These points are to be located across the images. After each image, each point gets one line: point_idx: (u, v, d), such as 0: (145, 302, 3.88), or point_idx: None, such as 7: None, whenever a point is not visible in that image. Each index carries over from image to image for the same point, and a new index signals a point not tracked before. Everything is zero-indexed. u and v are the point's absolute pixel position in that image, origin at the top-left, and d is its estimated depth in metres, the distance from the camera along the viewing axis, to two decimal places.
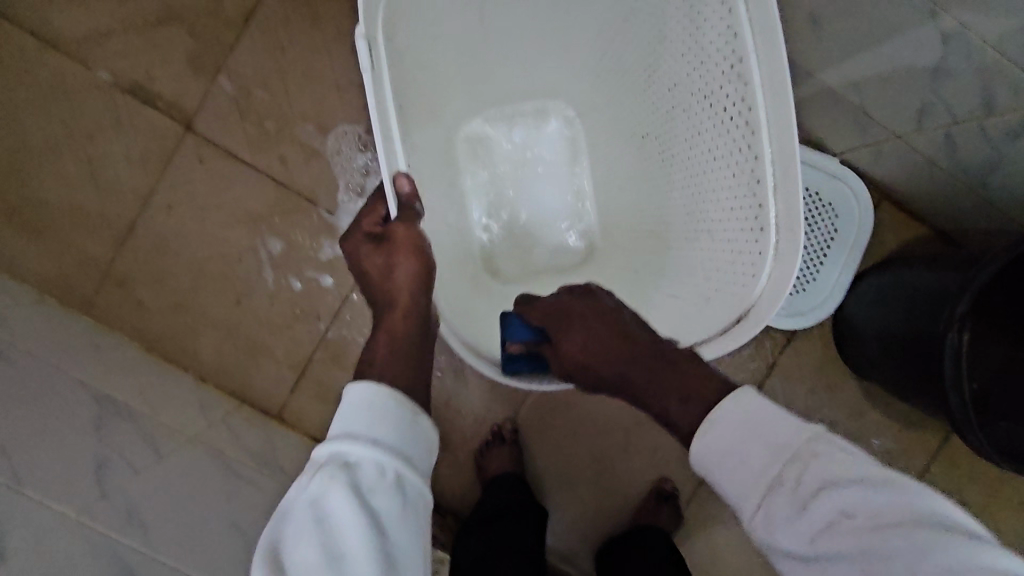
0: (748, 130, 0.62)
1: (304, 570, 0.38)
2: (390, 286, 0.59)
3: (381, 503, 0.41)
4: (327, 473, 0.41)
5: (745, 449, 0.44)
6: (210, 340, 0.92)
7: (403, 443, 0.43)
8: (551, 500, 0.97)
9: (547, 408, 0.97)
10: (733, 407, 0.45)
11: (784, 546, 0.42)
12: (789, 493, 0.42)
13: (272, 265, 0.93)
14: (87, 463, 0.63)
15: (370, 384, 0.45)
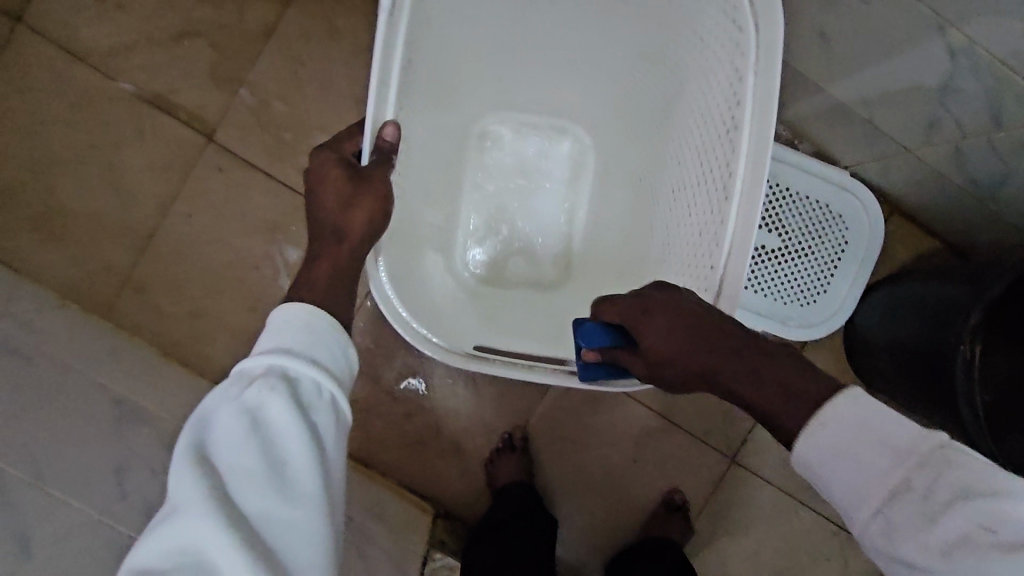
0: (726, 171, 0.63)
1: (243, 474, 0.40)
2: (341, 220, 0.55)
3: (320, 418, 0.43)
4: (266, 383, 0.42)
5: (862, 452, 0.45)
6: (226, 346, 0.94)
7: (337, 365, 0.46)
8: (560, 509, 0.97)
9: (556, 417, 0.97)
10: (841, 409, 0.46)
11: (907, 556, 0.42)
12: (916, 500, 0.42)
13: (289, 273, 0.95)
14: (108, 464, 0.64)
15: (304, 308, 0.47)
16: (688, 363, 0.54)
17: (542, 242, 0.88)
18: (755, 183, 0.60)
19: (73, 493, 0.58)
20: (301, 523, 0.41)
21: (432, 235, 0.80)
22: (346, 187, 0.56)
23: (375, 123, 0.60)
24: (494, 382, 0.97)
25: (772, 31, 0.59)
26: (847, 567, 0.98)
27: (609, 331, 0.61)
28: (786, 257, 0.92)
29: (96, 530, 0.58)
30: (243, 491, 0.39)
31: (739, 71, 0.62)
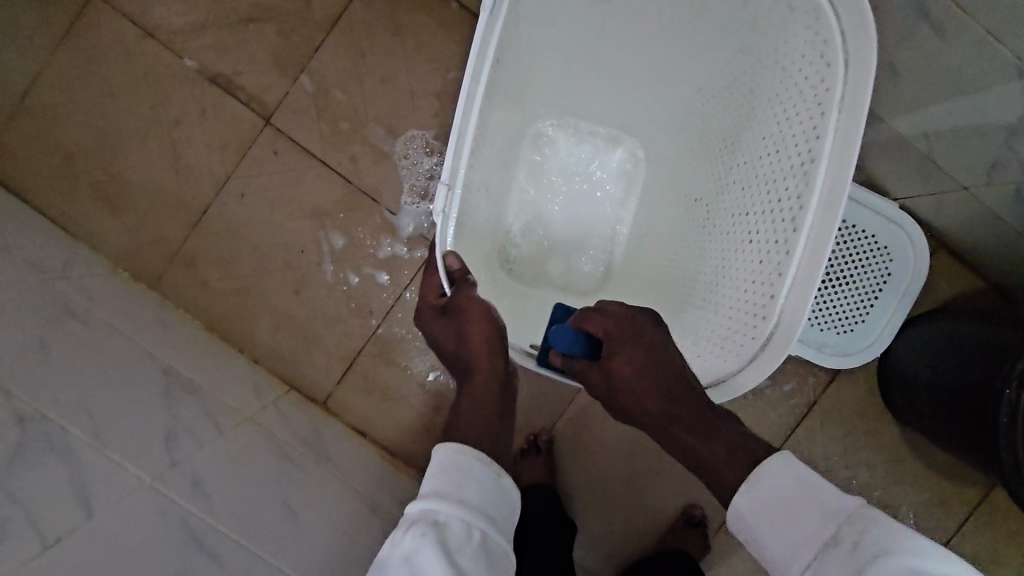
0: (797, 203, 0.64)
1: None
2: (466, 351, 0.58)
3: (469, 562, 0.41)
4: (419, 529, 0.42)
5: (796, 505, 0.49)
6: (266, 326, 0.96)
7: (489, 505, 0.45)
8: (578, 513, 0.98)
9: (582, 423, 0.98)
10: (777, 466, 0.51)
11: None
12: (840, 554, 0.45)
13: (333, 259, 0.97)
14: (158, 432, 0.66)
15: (456, 447, 0.47)
16: (645, 395, 0.59)
17: (572, 250, 0.89)
18: (827, 218, 0.61)
19: (128, 456, 0.60)
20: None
21: (483, 229, 0.80)
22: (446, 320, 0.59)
23: (461, 134, 0.61)
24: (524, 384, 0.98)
25: (865, 69, 0.60)
26: None
27: (581, 339, 0.62)
28: (826, 284, 0.92)
29: (146, 494, 0.60)
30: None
31: (823, 107, 0.63)
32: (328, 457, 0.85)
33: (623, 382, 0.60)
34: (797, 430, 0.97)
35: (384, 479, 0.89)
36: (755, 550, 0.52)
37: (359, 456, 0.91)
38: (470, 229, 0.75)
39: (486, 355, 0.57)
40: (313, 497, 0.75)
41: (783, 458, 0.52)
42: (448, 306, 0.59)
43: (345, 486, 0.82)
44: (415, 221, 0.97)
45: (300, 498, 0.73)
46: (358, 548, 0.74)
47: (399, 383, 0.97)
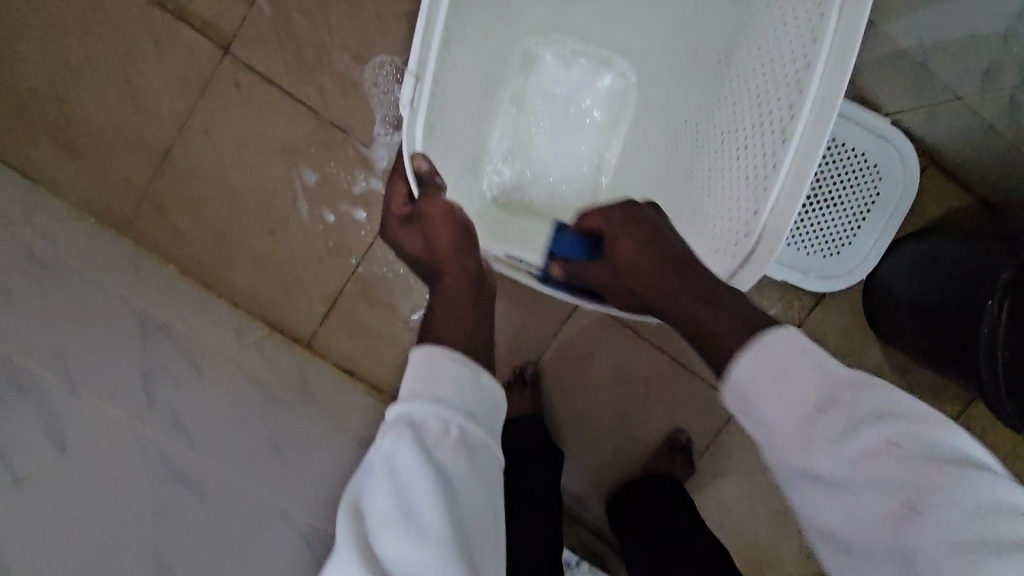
0: (788, 112, 0.61)
1: (380, 521, 0.35)
2: (434, 254, 0.56)
3: (449, 462, 0.36)
4: (395, 432, 0.37)
5: (790, 367, 0.44)
6: (243, 269, 0.94)
7: (470, 404, 0.39)
8: (567, 443, 0.99)
9: (569, 354, 0.99)
10: (780, 334, 0.46)
11: (818, 469, 0.43)
12: (839, 415, 0.42)
13: (307, 197, 0.93)
14: (135, 374, 0.65)
15: (430, 347, 0.41)
16: (653, 272, 0.60)
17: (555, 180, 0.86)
18: (818, 128, 0.59)
19: (104, 397, 0.59)
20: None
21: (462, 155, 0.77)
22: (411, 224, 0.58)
23: (425, 35, 0.57)
24: (509, 319, 0.98)
25: None
26: None
27: (581, 242, 0.67)
28: (815, 205, 0.89)
29: (125, 433, 0.59)
30: (380, 538, 0.34)
31: (821, 9, 0.59)
32: (313, 396, 0.85)
33: (631, 260, 0.62)
34: None
35: (372, 415, 0.90)
36: (742, 416, 0.48)
37: (346, 394, 0.91)
38: (446, 156, 0.71)
39: (452, 253, 0.55)
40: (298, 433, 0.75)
41: (785, 327, 0.47)
42: (413, 214, 0.58)
43: (331, 421, 0.82)
44: (389, 154, 0.94)
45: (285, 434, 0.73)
46: (347, 481, 0.74)
47: (383, 323, 0.96)
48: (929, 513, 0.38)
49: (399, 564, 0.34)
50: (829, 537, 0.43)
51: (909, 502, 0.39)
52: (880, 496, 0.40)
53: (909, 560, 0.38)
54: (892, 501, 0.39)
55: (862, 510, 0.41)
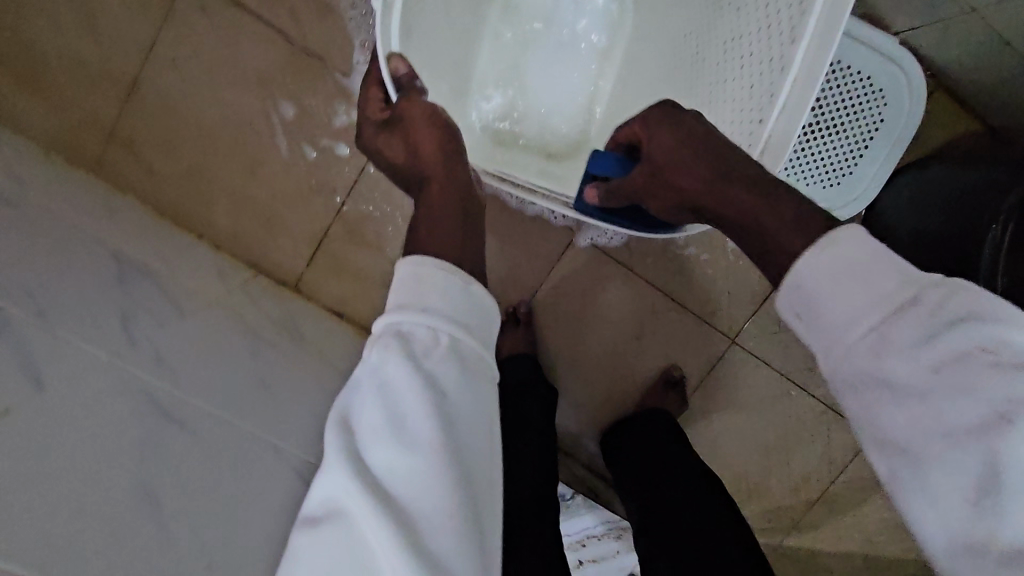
0: (799, 10, 0.58)
1: (370, 431, 0.33)
2: (418, 161, 0.54)
3: (438, 369, 0.34)
4: (382, 343, 0.35)
5: (866, 270, 0.40)
6: (223, 209, 0.90)
7: (459, 311, 0.36)
8: (562, 381, 1.00)
9: (563, 293, 0.98)
10: (848, 233, 0.42)
11: (892, 376, 0.38)
12: (920, 316, 0.38)
13: (286, 131, 0.89)
14: (113, 313, 0.62)
15: (418, 258, 0.38)
16: (689, 166, 0.56)
17: (547, 112, 0.82)
18: (830, 26, 0.57)
19: (80, 334, 0.57)
20: (437, 500, 0.31)
21: (450, 92, 0.73)
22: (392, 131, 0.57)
23: None
24: (502, 258, 0.97)
25: None
26: (830, 443, 1.00)
27: (617, 160, 0.66)
28: (816, 130, 0.84)
29: (106, 369, 0.56)
30: (372, 448, 0.32)
31: None
32: (302, 337, 0.83)
33: (661, 158, 0.58)
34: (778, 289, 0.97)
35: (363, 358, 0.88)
36: (805, 325, 0.44)
37: (336, 336, 0.89)
38: (430, 74, 0.68)
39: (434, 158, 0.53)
40: (287, 373, 0.74)
41: (848, 229, 0.43)
42: (391, 120, 0.57)
43: (321, 362, 0.81)
44: None
45: (274, 374, 0.72)
46: None
47: (371, 264, 0.93)
48: (1019, 420, 0.34)
49: (391, 474, 0.32)
50: (903, 455, 0.39)
51: (1000, 410, 0.35)
52: (966, 405, 0.36)
53: (988, 467, 0.35)
54: (983, 409, 0.35)
55: (944, 420, 0.37)
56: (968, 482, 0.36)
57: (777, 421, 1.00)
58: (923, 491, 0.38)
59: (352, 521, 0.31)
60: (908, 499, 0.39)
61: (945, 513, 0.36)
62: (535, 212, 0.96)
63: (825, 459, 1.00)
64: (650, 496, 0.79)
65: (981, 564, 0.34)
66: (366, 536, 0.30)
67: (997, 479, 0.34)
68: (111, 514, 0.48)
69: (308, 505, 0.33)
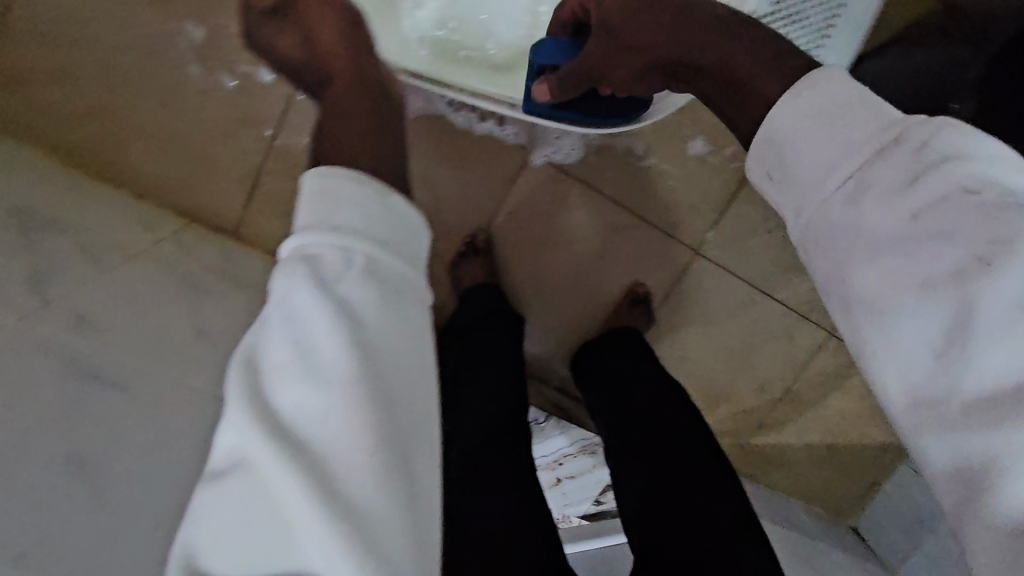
0: None
1: (275, 368, 0.30)
2: (314, 53, 0.54)
3: (352, 292, 0.31)
4: (287, 269, 0.32)
5: (842, 111, 0.38)
6: (141, 151, 0.82)
7: (375, 226, 0.34)
8: (526, 307, 0.98)
9: (522, 217, 0.95)
10: (836, 76, 0.39)
11: (869, 229, 0.35)
12: (903, 156, 0.35)
13: (197, 57, 0.80)
14: (20, 268, 0.56)
15: (323, 170, 0.35)
16: (648, 18, 0.53)
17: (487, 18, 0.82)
18: None
19: None
20: (349, 435, 0.29)
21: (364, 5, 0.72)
22: (313, 40, 0.54)
23: None
24: (455, 183, 0.93)
25: None
26: (794, 345, 1.00)
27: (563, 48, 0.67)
28: None
29: (19, 331, 0.50)
30: (278, 387, 0.30)
31: None
32: (244, 285, 0.77)
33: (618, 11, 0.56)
34: (742, 194, 0.94)
35: None
36: (773, 185, 0.41)
37: None
38: None
39: (351, 64, 0.51)
40: (231, 323, 0.69)
41: (829, 74, 0.40)
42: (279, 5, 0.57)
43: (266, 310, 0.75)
44: None
45: (214, 324, 0.67)
46: None
47: None
48: (996, 265, 0.32)
49: (299, 413, 0.29)
50: (872, 313, 0.36)
51: (980, 255, 0.32)
52: (938, 254, 0.33)
53: (962, 317, 0.32)
54: (960, 253, 0.33)
55: (920, 270, 0.34)
56: (947, 336, 0.33)
57: (744, 329, 1.00)
58: (893, 344, 0.35)
59: (256, 467, 0.28)
60: (870, 354, 0.36)
61: (916, 367, 0.34)
62: (484, 130, 0.91)
63: (792, 363, 1.01)
64: (620, 416, 0.79)
65: (950, 414, 0.33)
66: (271, 482, 0.28)
67: (968, 327, 0.32)
68: (39, 472, 0.44)
69: (212, 457, 0.30)
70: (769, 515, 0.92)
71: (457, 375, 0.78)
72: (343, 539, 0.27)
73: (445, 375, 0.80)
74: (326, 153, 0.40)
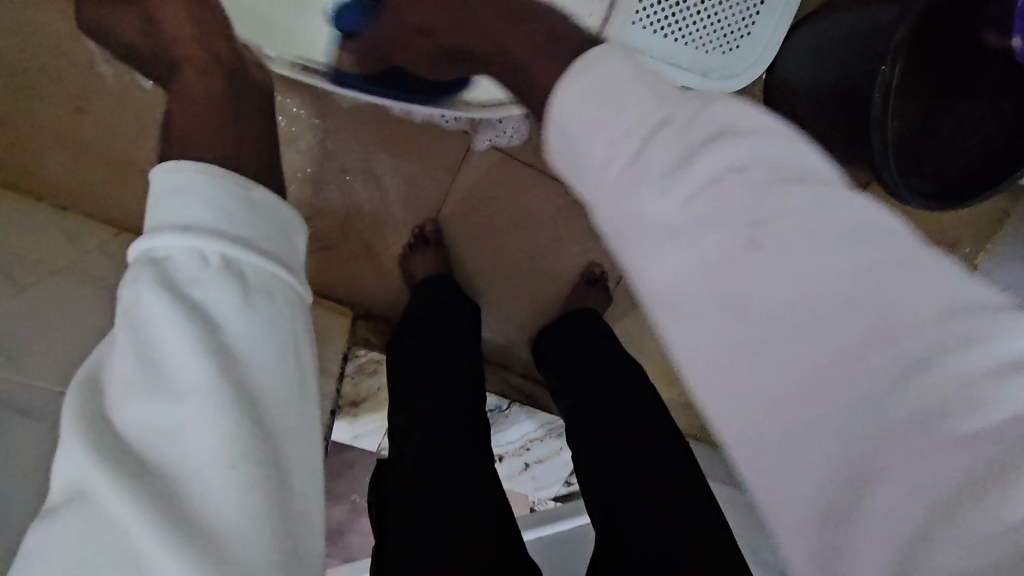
0: None
1: (120, 384, 0.30)
2: (158, 39, 0.51)
3: (206, 294, 0.31)
4: (134, 275, 0.32)
5: (620, 93, 0.35)
6: (57, 160, 0.77)
7: (237, 223, 0.34)
8: (481, 295, 0.96)
9: (471, 204, 0.93)
10: (611, 55, 0.37)
11: (650, 214, 0.33)
12: (675, 134, 0.34)
13: (107, 55, 0.75)
14: None
15: (175, 165, 0.35)
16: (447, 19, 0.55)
17: None
18: None
19: None
20: (198, 444, 0.29)
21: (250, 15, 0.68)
22: (205, 33, 0.50)
23: None
24: (398, 173, 0.90)
25: None
26: None
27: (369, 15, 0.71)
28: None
29: None
30: (121, 404, 0.29)
31: None
32: None
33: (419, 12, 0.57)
34: None
35: None
36: (572, 178, 0.38)
37: None
38: None
39: (200, 50, 0.49)
40: None
41: (604, 53, 0.38)
42: None
43: None
44: None
45: None
46: None
47: None
48: (769, 244, 0.31)
49: (144, 428, 0.29)
50: (670, 308, 0.34)
51: (754, 233, 0.32)
52: (715, 235, 0.32)
53: (741, 299, 0.31)
54: (737, 231, 0.32)
55: (703, 253, 0.32)
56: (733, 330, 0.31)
57: None
58: (695, 339, 0.33)
59: (93, 495, 0.27)
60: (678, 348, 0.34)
61: (714, 357, 0.32)
62: (423, 118, 0.87)
63: None
64: (579, 395, 0.79)
65: (772, 435, 0.30)
66: (106, 507, 0.27)
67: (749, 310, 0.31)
68: None
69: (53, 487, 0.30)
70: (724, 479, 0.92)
71: (413, 369, 0.77)
72: (187, 556, 0.27)
73: (399, 371, 0.78)
74: (217, 154, 0.38)
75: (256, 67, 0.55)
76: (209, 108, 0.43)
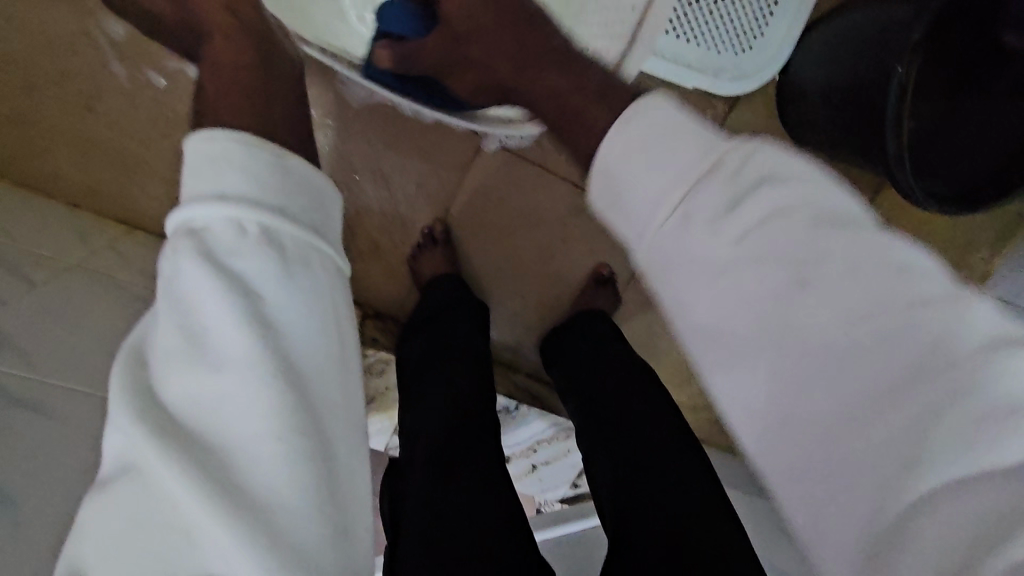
0: None
1: (162, 356, 0.30)
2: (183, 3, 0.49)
3: (246, 265, 0.31)
4: (172, 247, 0.31)
5: (671, 141, 0.38)
6: (68, 159, 0.78)
7: (271, 193, 0.32)
8: (490, 295, 0.96)
9: (479, 204, 0.93)
10: (653, 105, 0.40)
11: (694, 253, 0.37)
12: (720, 181, 0.36)
13: (119, 55, 0.75)
14: None
15: (207, 133, 0.33)
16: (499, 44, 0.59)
17: None
18: None
19: None
20: (244, 415, 0.29)
21: None
22: None
23: None
24: (408, 174, 0.90)
25: None
26: None
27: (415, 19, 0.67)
28: None
29: None
30: (166, 375, 0.29)
31: None
32: None
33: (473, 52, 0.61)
34: None
35: None
36: (610, 217, 0.41)
37: None
38: None
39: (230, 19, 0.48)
40: None
41: (648, 103, 0.40)
42: None
43: None
44: None
45: None
46: None
47: None
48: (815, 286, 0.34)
49: (190, 399, 0.29)
50: (712, 340, 0.37)
51: (799, 276, 0.34)
52: (763, 276, 0.35)
53: (784, 339, 0.35)
54: (781, 275, 0.35)
55: (744, 296, 0.36)
56: (768, 367, 0.35)
57: None
58: (734, 377, 0.37)
59: (141, 469, 0.28)
60: (717, 377, 0.38)
61: (759, 386, 0.36)
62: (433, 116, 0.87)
63: None
64: (587, 398, 0.79)
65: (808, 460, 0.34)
66: (156, 480, 0.27)
67: (802, 348, 0.34)
68: None
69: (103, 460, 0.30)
70: (733, 483, 0.91)
71: (421, 365, 0.77)
72: (240, 527, 0.27)
73: (409, 368, 0.78)
74: (252, 122, 0.37)
75: (285, 38, 0.55)
76: (233, 83, 0.42)
